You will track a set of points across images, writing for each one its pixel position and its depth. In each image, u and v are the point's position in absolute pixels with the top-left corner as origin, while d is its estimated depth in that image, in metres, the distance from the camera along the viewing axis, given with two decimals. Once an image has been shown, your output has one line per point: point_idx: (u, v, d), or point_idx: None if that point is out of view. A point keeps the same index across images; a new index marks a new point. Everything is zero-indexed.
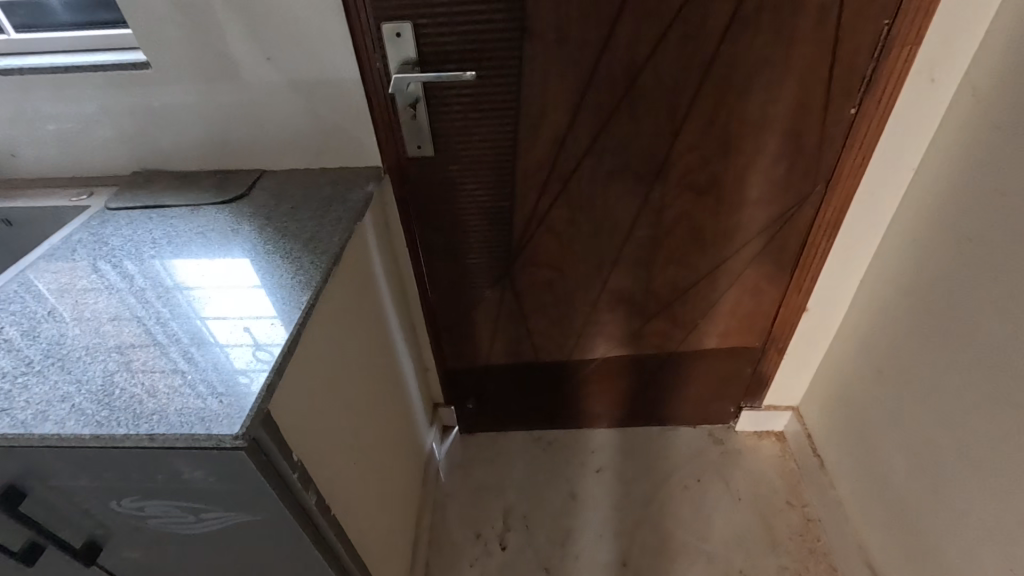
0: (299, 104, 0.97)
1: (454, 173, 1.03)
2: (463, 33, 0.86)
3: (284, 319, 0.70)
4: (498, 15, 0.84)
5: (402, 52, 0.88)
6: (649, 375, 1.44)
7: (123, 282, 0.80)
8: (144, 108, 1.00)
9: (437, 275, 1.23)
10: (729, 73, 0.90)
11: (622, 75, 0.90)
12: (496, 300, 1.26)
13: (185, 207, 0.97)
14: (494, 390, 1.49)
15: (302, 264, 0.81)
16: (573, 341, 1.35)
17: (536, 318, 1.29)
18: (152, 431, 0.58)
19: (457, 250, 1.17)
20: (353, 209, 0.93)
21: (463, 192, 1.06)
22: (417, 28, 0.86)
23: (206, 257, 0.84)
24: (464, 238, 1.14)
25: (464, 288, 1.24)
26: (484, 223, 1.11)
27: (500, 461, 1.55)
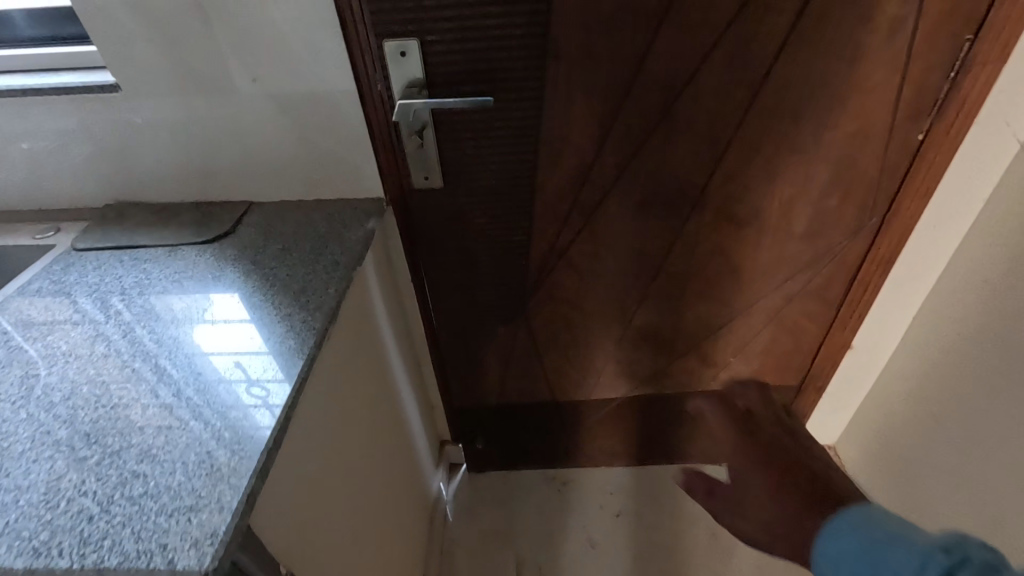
0: (290, 130, 0.85)
1: (465, 206, 0.92)
2: (477, 51, 0.75)
3: (269, 400, 0.59)
4: (518, 31, 0.73)
5: (407, 72, 0.77)
6: (674, 413, 1.33)
7: (83, 345, 0.68)
8: (114, 135, 0.88)
9: (444, 312, 1.11)
10: (785, 93, 0.78)
11: (659, 98, 0.79)
12: (509, 338, 1.15)
13: (161, 248, 0.85)
14: (505, 429, 1.37)
15: (293, 323, 0.69)
16: (592, 379, 1.23)
17: (553, 356, 1.18)
18: (102, 564, 0.46)
19: (467, 286, 1.05)
20: (351, 252, 0.81)
21: (475, 226, 0.95)
22: (424, 47, 0.75)
23: (182, 312, 0.72)
24: (475, 274, 1.03)
25: (474, 326, 1.13)
26: (498, 259, 1.00)
27: (512, 503, 1.44)
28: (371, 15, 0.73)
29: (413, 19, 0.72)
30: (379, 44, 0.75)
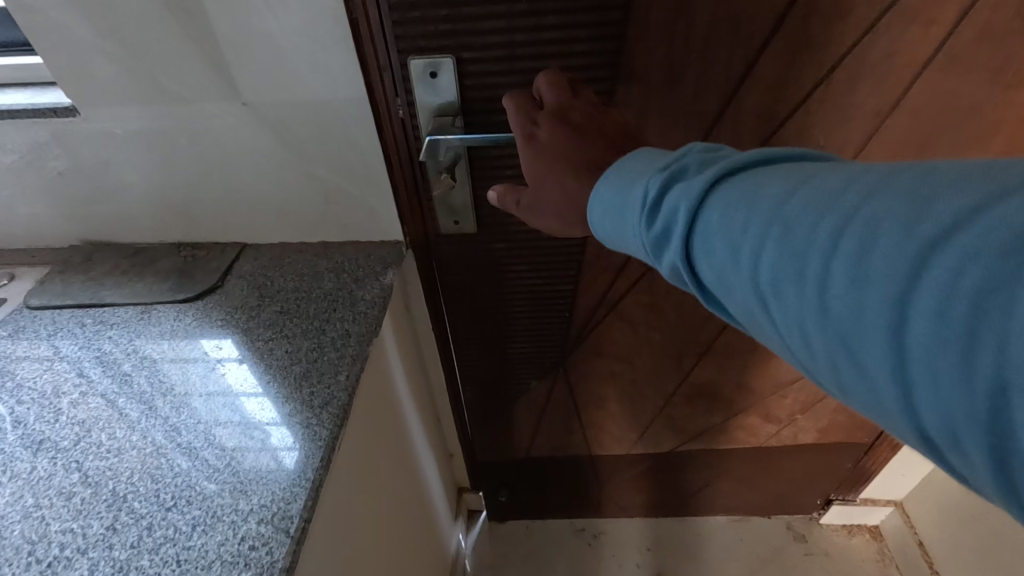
0: (291, 164, 0.70)
1: (501, 252, 0.76)
2: (529, 73, 0.59)
3: (262, 564, 0.43)
4: (583, 50, 0.56)
5: (438, 98, 0.62)
6: (724, 468, 1.18)
7: (24, 456, 0.53)
8: (74, 167, 0.72)
9: (470, 365, 0.96)
10: (912, 128, 0.62)
11: (754, 133, 0.62)
12: (544, 392, 1.00)
13: (134, 308, 0.70)
14: (533, 481, 1.23)
15: (293, 428, 0.54)
16: (636, 434, 1.08)
17: (593, 410, 1.03)
18: None
19: (498, 339, 0.90)
20: (366, 320, 0.65)
21: (512, 274, 0.79)
22: (461, 66, 0.59)
23: (153, 407, 0.57)
24: (509, 326, 0.87)
25: (504, 380, 0.97)
26: (537, 310, 0.84)
27: (538, 560, 1.29)
28: (394, 26, 0.57)
29: (448, 31, 0.57)
30: (404, 61, 0.60)
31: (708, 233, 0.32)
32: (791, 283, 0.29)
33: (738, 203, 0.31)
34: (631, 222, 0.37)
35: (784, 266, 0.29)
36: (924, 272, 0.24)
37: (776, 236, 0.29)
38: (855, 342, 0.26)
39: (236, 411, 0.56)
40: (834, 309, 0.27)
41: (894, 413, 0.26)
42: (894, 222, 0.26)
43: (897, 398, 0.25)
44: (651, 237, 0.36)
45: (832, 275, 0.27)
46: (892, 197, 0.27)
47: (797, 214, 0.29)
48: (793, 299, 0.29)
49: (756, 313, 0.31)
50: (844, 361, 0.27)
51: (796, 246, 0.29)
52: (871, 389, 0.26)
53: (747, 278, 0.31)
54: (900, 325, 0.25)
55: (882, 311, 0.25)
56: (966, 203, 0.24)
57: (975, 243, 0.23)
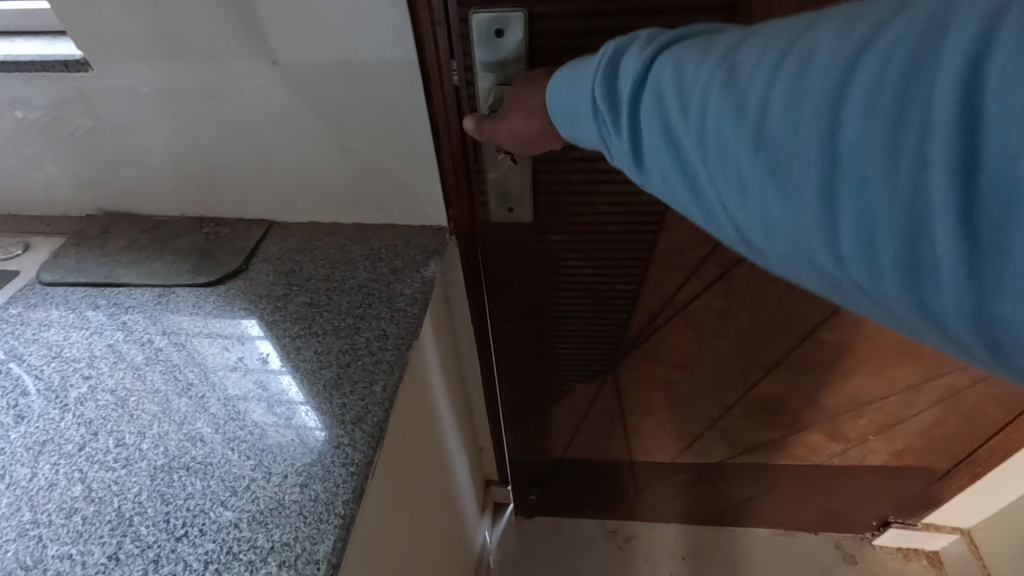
0: (325, 135, 0.61)
1: (558, 246, 0.67)
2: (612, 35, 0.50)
3: None
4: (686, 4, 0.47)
5: (502, 62, 0.52)
6: (776, 483, 1.09)
7: (22, 461, 0.47)
8: (90, 129, 0.65)
9: (510, 362, 0.88)
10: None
11: None
12: (588, 394, 0.92)
13: (152, 290, 0.63)
14: (566, 482, 1.16)
15: (320, 448, 0.46)
16: (684, 442, 1.00)
17: (639, 416, 0.95)
18: None
19: (543, 338, 0.82)
20: (406, 321, 0.57)
21: (568, 271, 0.70)
22: (534, 23, 0.50)
23: (166, 409, 0.50)
24: (557, 326, 0.79)
25: (546, 379, 0.90)
26: (590, 311, 0.75)
27: (565, 560, 1.23)
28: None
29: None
30: (465, 14, 0.50)
31: (658, 88, 0.32)
32: (733, 118, 0.29)
33: (687, 56, 0.31)
34: (586, 91, 0.36)
35: (728, 101, 0.29)
36: (855, 77, 0.25)
37: (726, 75, 0.29)
38: (789, 164, 0.27)
39: (257, 421, 0.49)
40: (773, 138, 0.27)
41: (816, 229, 0.27)
42: (822, 50, 0.26)
43: (823, 209, 0.26)
44: (602, 104, 0.35)
45: (772, 104, 0.27)
46: (819, 31, 0.27)
47: (742, 52, 0.29)
48: (735, 138, 0.29)
49: (694, 163, 0.31)
50: (773, 192, 0.28)
51: (739, 87, 0.29)
52: (800, 208, 0.27)
53: (699, 125, 0.30)
54: (834, 144, 0.26)
55: (819, 124, 0.26)
56: (875, 23, 0.25)
57: (899, 40, 0.24)
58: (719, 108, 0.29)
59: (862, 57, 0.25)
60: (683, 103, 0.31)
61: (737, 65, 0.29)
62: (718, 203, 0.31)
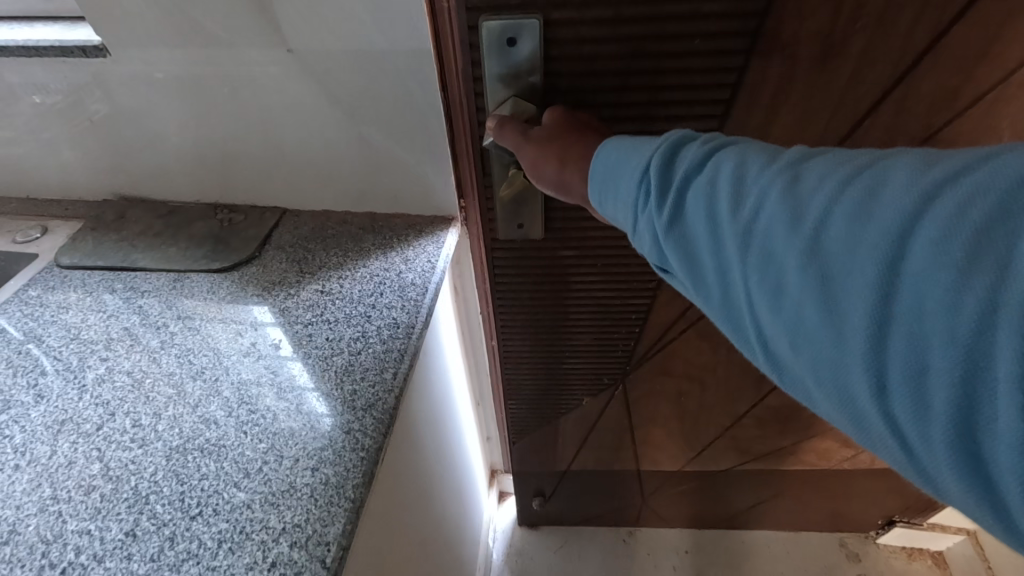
0: (339, 124, 0.61)
1: (569, 261, 0.67)
2: (633, 41, 0.47)
3: None
4: (713, 10, 0.45)
5: (512, 71, 0.50)
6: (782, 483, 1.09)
7: (43, 438, 0.48)
8: (107, 115, 0.65)
9: (518, 372, 0.88)
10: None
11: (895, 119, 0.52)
12: (594, 398, 0.92)
13: (166, 276, 0.64)
14: (571, 488, 1.16)
15: (331, 433, 0.47)
16: (692, 441, 0.99)
17: (646, 417, 0.96)
18: None
19: (550, 347, 0.82)
20: (416, 309, 0.58)
21: (578, 284, 0.70)
22: (549, 31, 0.47)
23: (180, 394, 0.51)
24: (566, 336, 0.79)
25: (554, 386, 0.90)
26: (599, 321, 0.76)
27: (569, 552, 1.25)
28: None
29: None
30: (474, 21, 0.48)
31: (704, 183, 0.29)
32: (780, 227, 0.25)
33: (749, 156, 0.28)
34: (629, 166, 0.33)
35: (783, 209, 0.26)
36: (927, 215, 0.21)
37: (781, 179, 0.26)
38: (842, 289, 0.23)
39: (269, 406, 0.50)
40: (830, 258, 0.24)
41: (853, 369, 0.23)
42: (901, 176, 0.23)
43: (868, 348, 0.22)
44: (644, 182, 0.32)
45: (830, 219, 0.24)
46: (901, 159, 0.24)
47: (812, 165, 0.26)
48: (782, 244, 0.25)
49: (727, 265, 0.28)
50: (815, 310, 0.24)
51: (795, 192, 0.26)
52: (842, 340, 0.23)
53: (738, 223, 0.27)
54: (893, 275, 0.22)
55: (883, 254, 0.22)
56: (972, 158, 0.22)
57: (992, 178, 0.20)
58: (772, 216, 0.26)
59: (940, 195, 0.21)
60: (733, 202, 0.27)
61: (801, 177, 0.26)
62: (748, 314, 0.28)
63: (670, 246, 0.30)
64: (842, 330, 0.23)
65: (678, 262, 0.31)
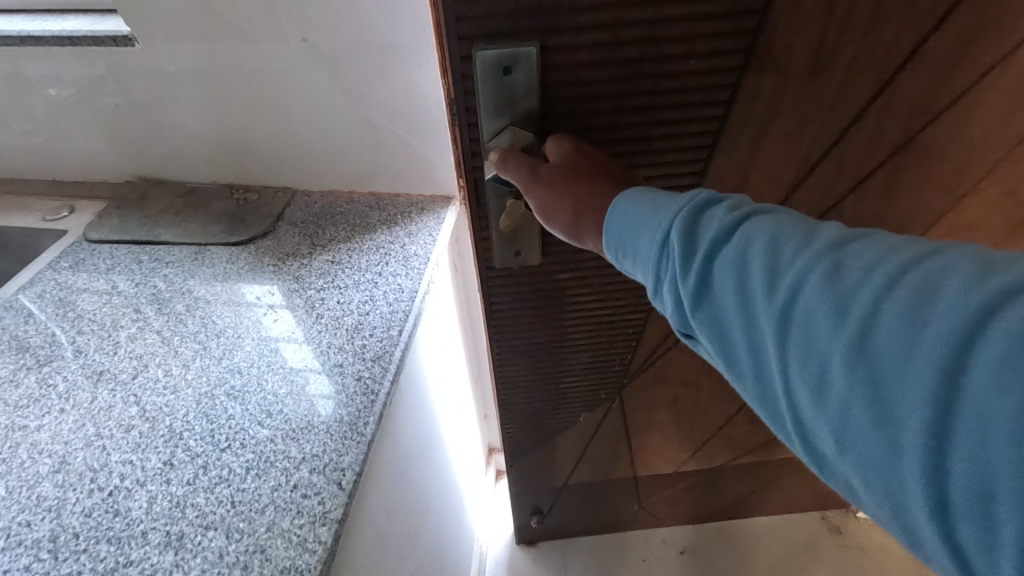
0: (348, 109, 0.67)
1: (568, 283, 0.70)
2: (629, 62, 0.49)
3: (315, 512, 0.43)
4: (709, 29, 0.47)
5: (507, 100, 0.50)
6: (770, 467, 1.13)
7: (84, 385, 0.54)
8: (134, 101, 0.71)
9: (517, 393, 0.89)
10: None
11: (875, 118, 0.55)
12: (593, 410, 0.95)
13: (187, 249, 0.69)
14: (570, 499, 1.18)
15: (344, 380, 0.52)
16: (686, 439, 1.04)
17: (644, 421, 1.00)
18: None
19: (549, 365, 0.84)
20: (420, 277, 0.63)
21: (576, 303, 0.73)
22: (548, 58, 0.48)
23: (205, 351, 0.56)
24: (564, 354, 0.82)
25: (553, 401, 0.92)
26: (597, 335, 0.79)
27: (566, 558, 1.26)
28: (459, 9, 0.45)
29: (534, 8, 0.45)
30: (468, 51, 0.48)
31: (733, 261, 0.27)
32: (821, 321, 0.23)
33: (783, 230, 0.26)
34: (649, 230, 0.31)
35: (823, 301, 0.23)
36: (990, 324, 0.19)
37: (819, 267, 0.24)
38: (894, 393, 0.21)
39: (287, 358, 0.55)
40: (885, 362, 0.21)
41: (906, 486, 0.21)
42: (960, 278, 0.21)
43: (925, 465, 0.20)
44: (664, 250, 0.30)
45: (879, 319, 0.22)
46: (960, 256, 0.22)
47: (854, 248, 0.24)
48: (824, 341, 0.23)
49: (764, 351, 0.26)
50: (864, 415, 0.22)
51: (837, 282, 0.23)
52: (896, 451, 0.21)
53: (775, 312, 0.25)
54: (953, 388, 0.20)
55: (942, 367, 0.20)
56: None
57: None
58: (814, 306, 0.24)
59: (1005, 303, 0.19)
60: (767, 283, 0.25)
61: (844, 261, 0.24)
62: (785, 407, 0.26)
63: (701, 323, 0.28)
64: (895, 439, 0.21)
65: (705, 334, 0.29)
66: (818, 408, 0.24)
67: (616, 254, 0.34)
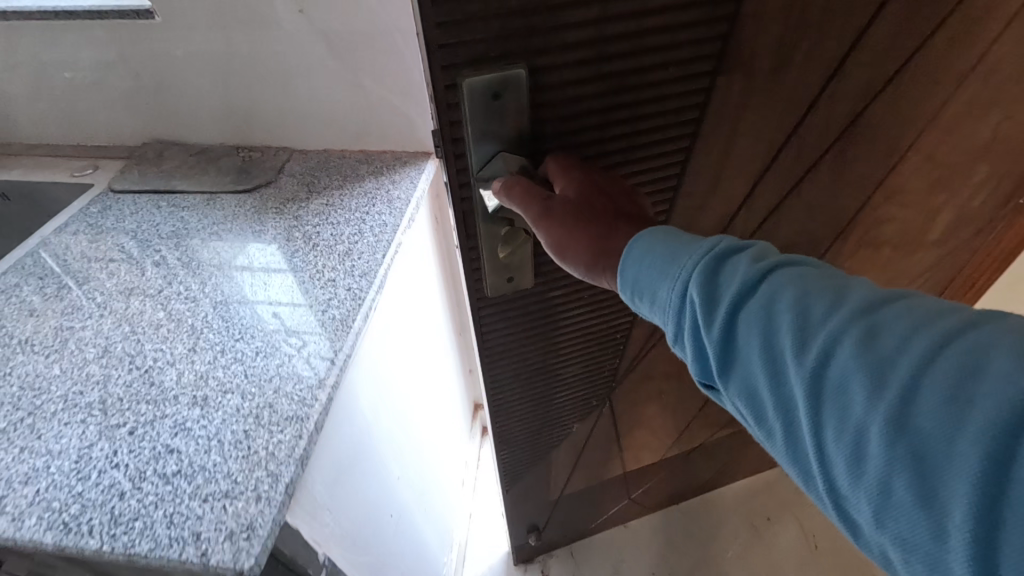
0: (339, 73, 0.77)
1: (557, 300, 0.76)
2: (612, 75, 0.54)
3: (314, 377, 0.54)
4: (683, 40, 0.53)
5: (494, 124, 0.53)
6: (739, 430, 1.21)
7: (118, 297, 0.64)
8: (153, 69, 0.81)
9: (516, 411, 0.93)
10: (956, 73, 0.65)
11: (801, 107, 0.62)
12: (585, 413, 1.01)
13: (200, 195, 0.79)
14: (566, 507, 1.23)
15: (336, 289, 0.63)
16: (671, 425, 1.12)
17: (630, 417, 1.07)
18: (129, 552, 0.42)
19: (543, 378, 0.89)
20: (402, 214, 0.73)
21: (564, 318, 0.79)
22: (537, 78, 0.52)
23: (220, 273, 0.67)
24: (557, 364, 0.87)
25: (548, 411, 0.97)
26: (585, 342, 0.85)
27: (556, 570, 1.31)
28: (443, 35, 0.47)
29: (520, 32, 0.48)
30: (455, 80, 0.50)
31: (772, 323, 0.30)
32: (864, 388, 0.26)
33: (817, 293, 0.29)
34: (669, 276, 0.35)
35: (864, 368, 0.26)
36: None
37: (857, 334, 0.27)
38: (937, 461, 0.24)
39: (289, 275, 0.65)
40: (928, 433, 0.24)
41: (947, 548, 0.24)
42: (1003, 357, 0.23)
43: (966, 528, 0.23)
44: (692, 304, 0.33)
45: (922, 389, 0.25)
46: (997, 331, 0.24)
47: (886, 316, 0.27)
48: (864, 406, 0.26)
49: (801, 409, 0.29)
50: (905, 478, 0.25)
51: (877, 351, 0.26)
52: (940, 513, 0.24)
53: (818, 376, 0.28)
54: (994, 460, 0.22)
55: (979, 447, 0.23)
56: None
57: None
58: (849, 375, 0.27)
59: None
60: (799, 344, 0.29)
61: (882, 329, 0.27)
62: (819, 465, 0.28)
63: (743, 378, 0.31)
64: (935, 512, 0.24)
65: (741, 392, 0.32)
66: (853, 471, 0.26)
67: (631, 294, 0.38)
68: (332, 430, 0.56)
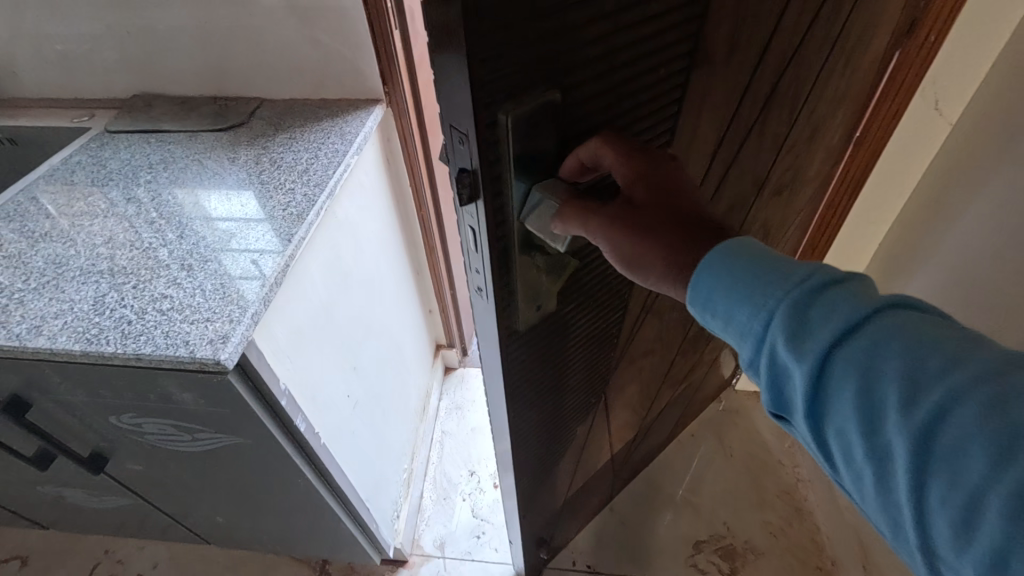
0: (300, 30, 0.94)
1: (571, 322, 0.60)
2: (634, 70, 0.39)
3: (275, 248, 0.70)
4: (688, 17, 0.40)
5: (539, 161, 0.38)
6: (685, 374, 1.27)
7: (118, 205, 0.79)
8: (142, 29, 0.97)
9: (529, 458, 0.77)
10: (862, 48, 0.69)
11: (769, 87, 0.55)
12: (586, 431, 0.91)
13: (183, 133, 0.95)
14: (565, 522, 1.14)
15: (295, 194, 0.79)
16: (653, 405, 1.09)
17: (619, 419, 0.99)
18: (138, 351, 0.58)
19: (554, 413, 0.75)
20: (352, 143, 0.90)
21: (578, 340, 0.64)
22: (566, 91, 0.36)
23: (202, 186, 0.82)
24: (567, 393, 0.74)
25: (559, 443, 0.84)
26: (593, 362, 0.73)
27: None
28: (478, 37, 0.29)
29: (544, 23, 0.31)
30: (495, 116, 0.33)
31: (886, 375, 0.29)
32: (976, 448, 0.26)
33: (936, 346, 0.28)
34: (759, 307, 0.34)
35: (983, 428, 0.26)
36: None
37: (980, 393, 0.26)
38: None
39: (258, 186, 0.81)
40: None
41: None
42: None
43: None
44: (779, 353, 0.33)
45: None
46: None
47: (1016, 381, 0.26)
48: (972, 466, 0.26)
49: (899, 458, 0.28)
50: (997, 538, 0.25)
51: (997, 412, 0.26)
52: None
53: (924, 430, 0.28)
54: None
55: None
56: None
57: None
58: (961, 432, 0.26)
59: None
60: (907, 401, 0.28)
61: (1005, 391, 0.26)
62: (904, 510, 0.29)
63: (840, 422, 0.31)
64: None
65: (831, 433, 0.32)
66: (953, 529, 0.27)
67: (695, 309, 0.38)
68: (292, 293, 0.72)
